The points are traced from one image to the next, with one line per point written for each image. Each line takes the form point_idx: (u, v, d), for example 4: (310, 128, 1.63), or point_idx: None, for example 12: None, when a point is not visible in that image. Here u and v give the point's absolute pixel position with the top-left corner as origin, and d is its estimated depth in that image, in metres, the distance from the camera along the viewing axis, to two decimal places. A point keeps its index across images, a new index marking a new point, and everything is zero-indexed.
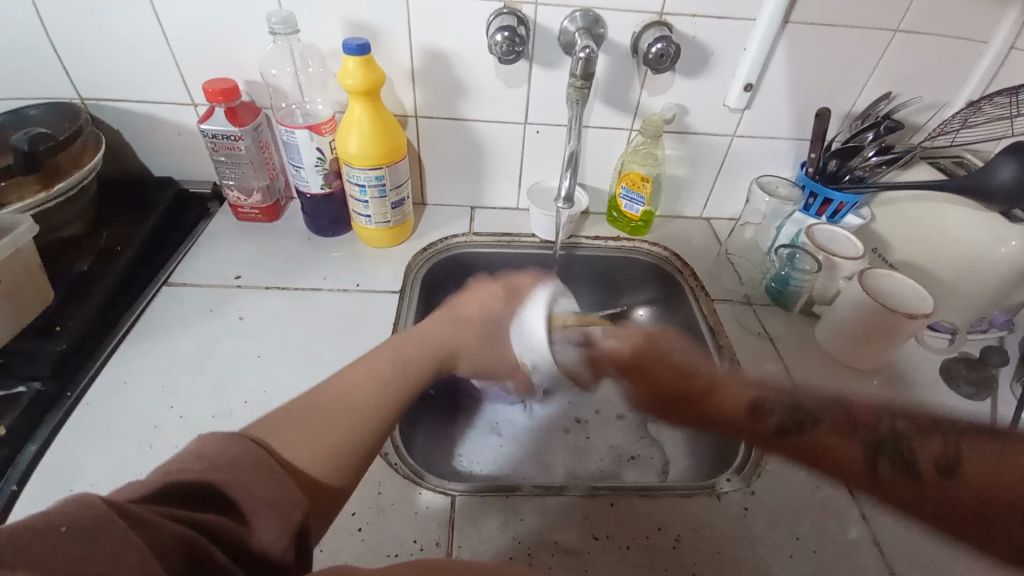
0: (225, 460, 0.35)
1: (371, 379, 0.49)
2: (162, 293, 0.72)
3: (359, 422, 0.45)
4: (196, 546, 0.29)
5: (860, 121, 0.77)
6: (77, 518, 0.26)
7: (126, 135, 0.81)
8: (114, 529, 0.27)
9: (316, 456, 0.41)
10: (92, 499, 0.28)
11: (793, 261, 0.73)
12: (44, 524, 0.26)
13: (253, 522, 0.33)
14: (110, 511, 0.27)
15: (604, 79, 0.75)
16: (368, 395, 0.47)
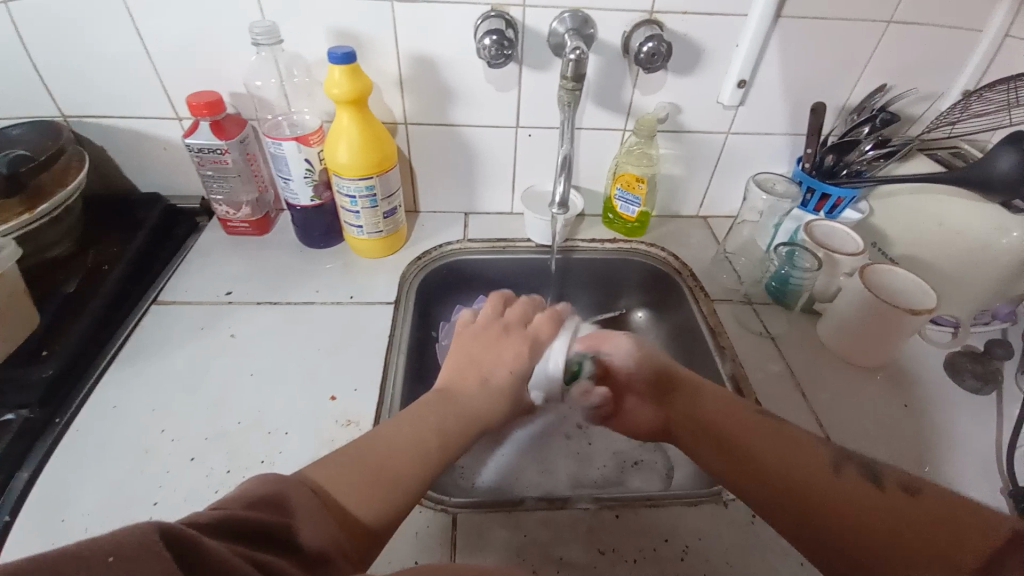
0: (286, 493, 0.39)
1: (416, 433, 0.51)
2: (152, 312, 0.71)
3: (402, 475, 0.47)
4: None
5: (856, 114, 0.76)
6: (124, 551, 0.26)
7: (111, 152, 0.79)
8: (160, 566, 0.26)
9: (363, 503, 0.43)
10: (137, 528, 0.27)
11: (794, 259, 0.72)
12: (89, 554, 0.26)
13: (299, 529, 0.36)
14: (156, 540, 0.27)
15: (596, 80, 0.74)
16: (411, 447, 0.49)
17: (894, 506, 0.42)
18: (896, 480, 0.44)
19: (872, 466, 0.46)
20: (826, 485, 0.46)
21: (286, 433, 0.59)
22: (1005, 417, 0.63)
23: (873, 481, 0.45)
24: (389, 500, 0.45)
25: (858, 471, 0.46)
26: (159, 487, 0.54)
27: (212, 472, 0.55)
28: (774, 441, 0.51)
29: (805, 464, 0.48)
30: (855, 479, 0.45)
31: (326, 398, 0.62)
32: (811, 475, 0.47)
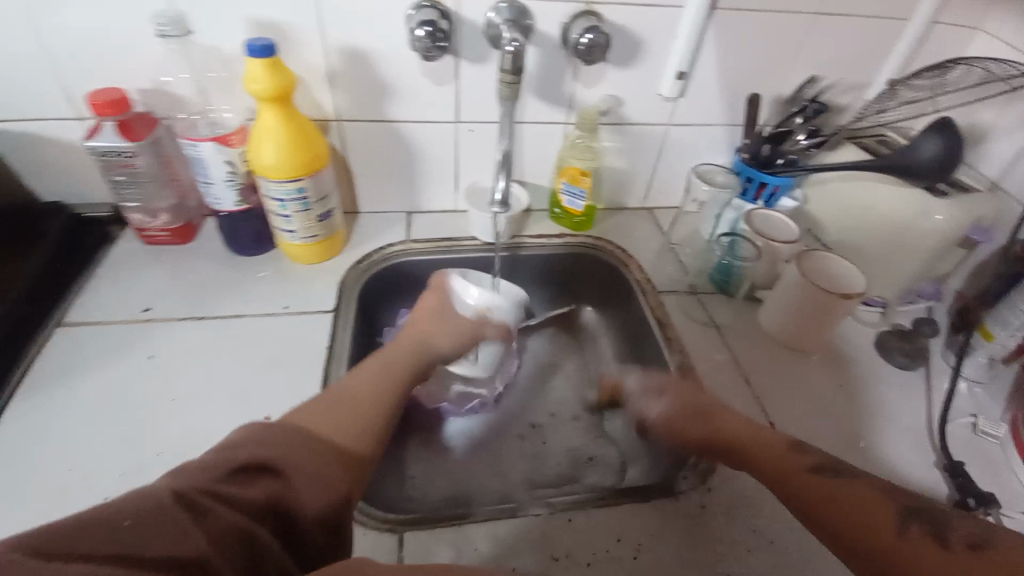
0: (280, 449, 0.39)
1: (368, 385, 0.55)
2: (58, 336, 0.64)
3: (366, 420, 0.50)
4: (249, 537, 0.34)
5: (790, 105, 0.79)
6: (139, 512, 0.31)
7: (7, 160, 0.70)
8: (175, 524, 0.31)
9: (344, 437, 0.47)
10: (155, 496, 0.32)
11: (734, 249, 0.74)
12: (110, 522, 0.30)
13: (298, 482, 0.38)
14: (170, 507, 0.32)
15: (536, 72, 0.72)
16: (371, 396, 0.54)
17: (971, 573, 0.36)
18: (965, 538, 0.38)
19: (936, 519, 0.40)
20: (891, 546, 0.39)
21: None
22: (930, 392, 0.66)
23: (937, 539, 0.38)
24: (366, 434, 0.49)
25: (925, 530, 0.39)
26: None
27: None
28: (834, 504, 0.43)
29: (867, 531, 0.41)
30: (919, 538, 0.39)
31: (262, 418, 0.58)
32: (874, 535, 0.40)
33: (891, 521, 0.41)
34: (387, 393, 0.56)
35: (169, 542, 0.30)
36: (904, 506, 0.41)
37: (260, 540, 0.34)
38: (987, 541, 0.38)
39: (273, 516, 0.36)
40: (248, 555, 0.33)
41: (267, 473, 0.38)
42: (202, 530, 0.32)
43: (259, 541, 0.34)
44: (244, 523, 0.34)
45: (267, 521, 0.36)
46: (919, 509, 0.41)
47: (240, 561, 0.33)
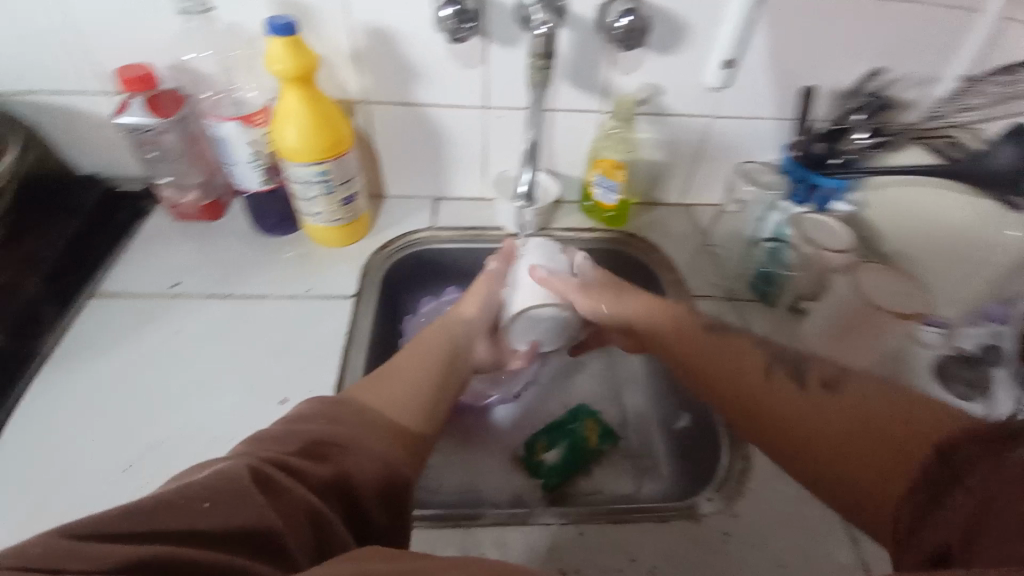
0: (342, 429, 0.42)
1: (420, 359, 0.56)
2: (91, 307, 0.65)
3: (422, 395, 0.52)
4: (317, 517, 0.35)
5: (846, 100, 0.71)
6: (217, 492, 0.31)
7: (46, 131, 0.73)
8: (251, 506, 0.32)
9: (402, 412, 0.49)
10: (229, 475, 0.33)
11: (777, 255, 0.70)
12: (188, 498, 0.31)
13: (357, 458, 0.40)
14: (247, 486, 0.32)
15: (569, 56, 0.68)
16: (424, 371, 0.54)
17: (817, 403, 0.47)
18: (820, 376, 0.49)
19: (799, 365, 0.51)
20: (763, 390, 0.50)
21: (231, 441, 0.55)
22: None
23: (795, 378, 0.50)
24: (424, 409, 0.51)
25: (788, 375, 0.50)
26: (90, 501, 0.50)
27: (149, 483, 0.51)
28: (720, 356, 0.55)
29: (745, 375, 0.52)
30: (782, 382, 0.50)
31: (276, 401, 0.59)
32: (750, 384, 0.51)
33: (763, 370, 0.52)
34: (439, 368, 0.56)
35: (240, 520, 0.31)
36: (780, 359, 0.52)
37: (326, 522, 0.36)
38: (836, 380, 0.48)
39: (339, 495, 0.38)
40: (316, 533, 0.35)
41: (330, 453, 0.39)
42: (274, 507, 0.33)
43: (327, 522, 0.36)
44: (312, 501, 0.35)
45: (333, 498, 0.37)
46: (783, 359, 0.52)
47: (310, 538, 0.34)
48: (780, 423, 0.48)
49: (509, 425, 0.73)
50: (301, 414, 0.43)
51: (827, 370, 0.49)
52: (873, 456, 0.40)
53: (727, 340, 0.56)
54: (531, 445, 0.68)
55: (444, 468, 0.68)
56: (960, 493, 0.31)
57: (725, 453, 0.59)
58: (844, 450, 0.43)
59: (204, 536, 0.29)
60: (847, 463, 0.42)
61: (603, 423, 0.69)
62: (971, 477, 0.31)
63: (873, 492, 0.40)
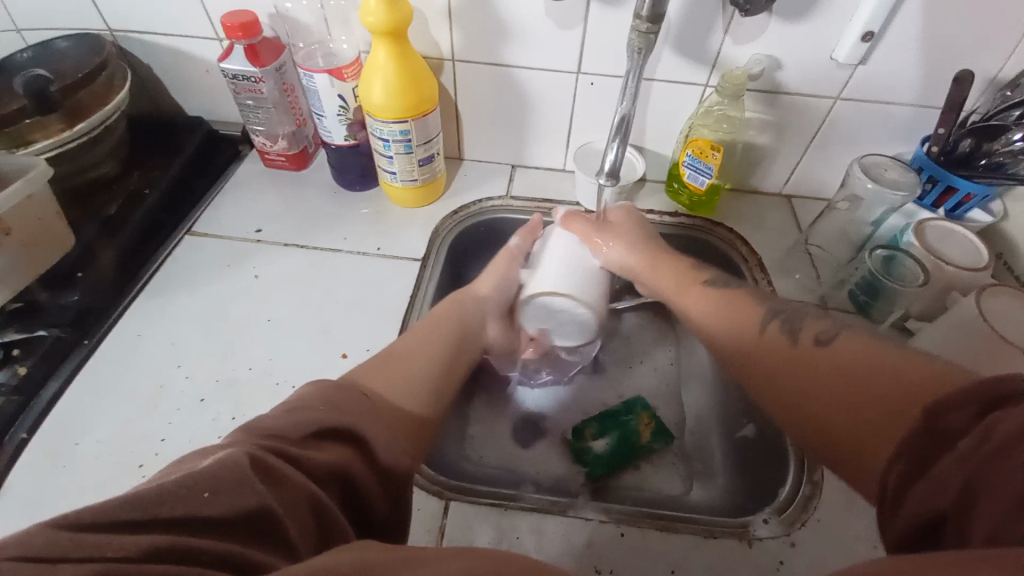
0: (348, 411, 0.39)
1: (429, 342, 0.55)
2: (185, 243, 0.70)
3: (426, 382, 0.50)
4: (318, 507, 0.33)
5: (1007, 91, 0.59)
6: (219, 482, 0.29)
7: (158, 72, 0.78)
8: (251, 495, 0.30)
9: (408, 397, 0.48)
10: (233, 462, 0.31)
11: (891, 265, 0.60)
12: (190, 487, 0.29)
13: (373, 443, 0.38)
14: (249, 476, 0.30)
15: (677, 20, 0.61)
16: (431, 358, 0.53)
17: (810, 359, 0.43)
18: (814, 330, 0.45)
19: (796, 321, 0.47)
20: (755, 344, 0.48)
21: (292, 387, 0.57)
22: None
23: (789, 333, 0.46)
24: (428, 395, 0.49)
25: (782, 329, 0.47)
26: (166, 425, 0.54)
27: (217, 417, 0.55)
28: (724, 309, 0.53)
29: (742, 329, 0.50)
30: (773, 339, 0.47)
31: (337, 356, 0.60)
32: (745, 339, 0.49)
33: (758, 324, 0.49)
34: (446, 354, 0.55)
35: (242, 507, 0.29)
36: (783, 316, 0.49)
37: (329, 513, 0.34)
38: (833, 335, 0.44)
39: (340, 482, 0.36)
40: (317, 523, 0.33)
41: (336, 437, 0.37)
42: (276, 494, 0.31)
43: (329, 511, 0.34)
44: (312, 490, 0.33)
45: (334, 485, 0.35)
46: (783, 314, 0.49)
47: (311, 527, 0.33)
48: (769, 380, 0.46)
49: (562, 407, 0.72)
50: (303, 397, 0.40)
51: (825, 328, 0.45)
52: (858, 411, 0.38)
53: (728, 295, 0.54)
54: (579, 430, 0.66)
55: (491, 440, 0.67)
56: (948, 458, 0.29)
57: (792, 478, 0.54)
58: (834, 407, 0.40)
59: (208, 525, 0.28)
60: (830, 417, 0.40)
61: (657, 419, 0.66)
62: (963, 441, 0.28)
63: (859, 451, 0.37)
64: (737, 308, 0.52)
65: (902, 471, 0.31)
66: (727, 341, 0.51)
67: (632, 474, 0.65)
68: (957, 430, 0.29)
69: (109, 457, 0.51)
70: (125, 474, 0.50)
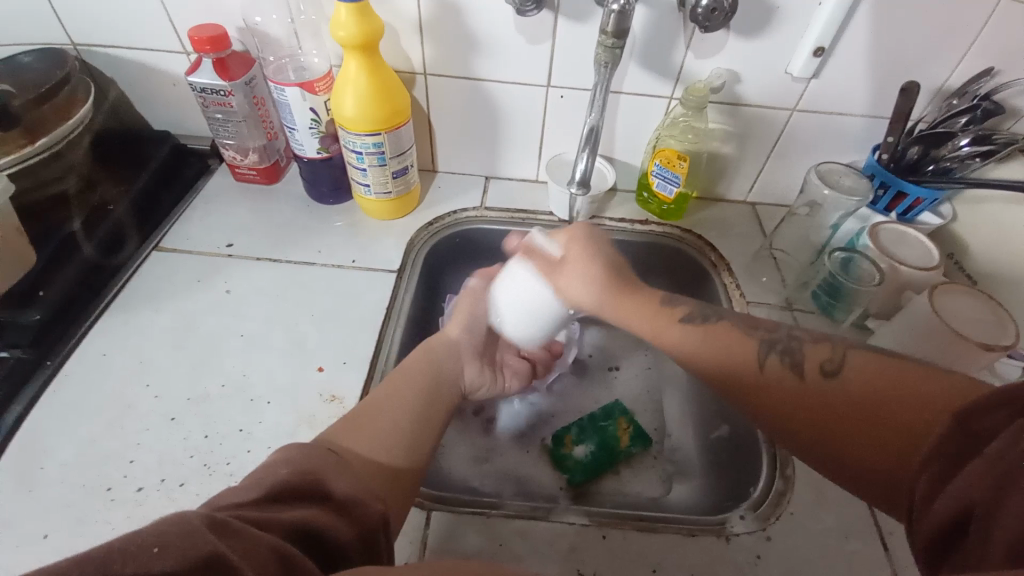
0: (307, 464, 0.37)
1: (400, 388, 0.53)
2: (153, 258, 0.68)
3: (401, 432, 0.49)
4: (284, 553, 0.29)
5: (954, 99, 0.64)
6: (166, 537, 0.27)
7: (124, 86, 0.76)
8: (203, 543, 0.27)
9: (383, 449, 0.46)
10: (183, 518, 0.28)
11: (849, 267, 0.63)
12: (137, 544, 0.26)
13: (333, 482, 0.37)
14: (200, 527, 0.28)
15: (643, 35, 0.64)
16: (402, 407, 0.51)
17: (823, 394, 0.41)
18: (818, 362, 0.43)
19: (794, 352, 0.45)
20: (761, 385, 0.44)
21: (267, 403, 0.56)
22: None
23: (795, 369, 0.43)
24: (398, 448, 0.47)
25: (784, 363, 0.44)
26: (135, 446, 0.52)
27: (189, 435, 0.53)
28: (710, 346, 0.48)
29: (741, 367, 0.46)
30: (777, 373, 0.44)
31: (313, 369, 0.59)
32: (745, 376, 0.45)
33: (756, 360, 0.46)
34: (420, 397, 0.53)
35: (191, 557, 0.26)
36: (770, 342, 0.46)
37: (296, 557, 0.30)
38: (841, 363, 0.42)
39: (305, 537, 0.33)
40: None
41: (300, 494, 0.35)
42: (231, 547, 0.28)
43: (296, 558, 0.30)
44: (274, 539, 0.30)
45: (298, 539, 0.32)
46: (779, 344, 0.46)
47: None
48: (781, 410, 0.43)
49: (540, 415, 0.72)
50: (269, 466, 0.38)
51: (829, 355, 0.43)
52: (884, 445, 0.37)
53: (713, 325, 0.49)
54: (559, 437, 0.66)
55: (471, 450, 0.67)
56: (975, 461, 0.28)
57: (765, 474, 0.55)
58: (860, 441, 0.38)
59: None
60: (859, 451, 0.38)
61: (635, 424, 0.66)
62: (994, 445, 0.28)
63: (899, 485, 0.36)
64: (723, 344, 0.48)
65: (931, 475, 0.30)
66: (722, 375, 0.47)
67: (612, 478, 0.66)
68: (988, 431, 0.28)
69: (74, 481, 0.49)
70: (90, 498, 0.49)
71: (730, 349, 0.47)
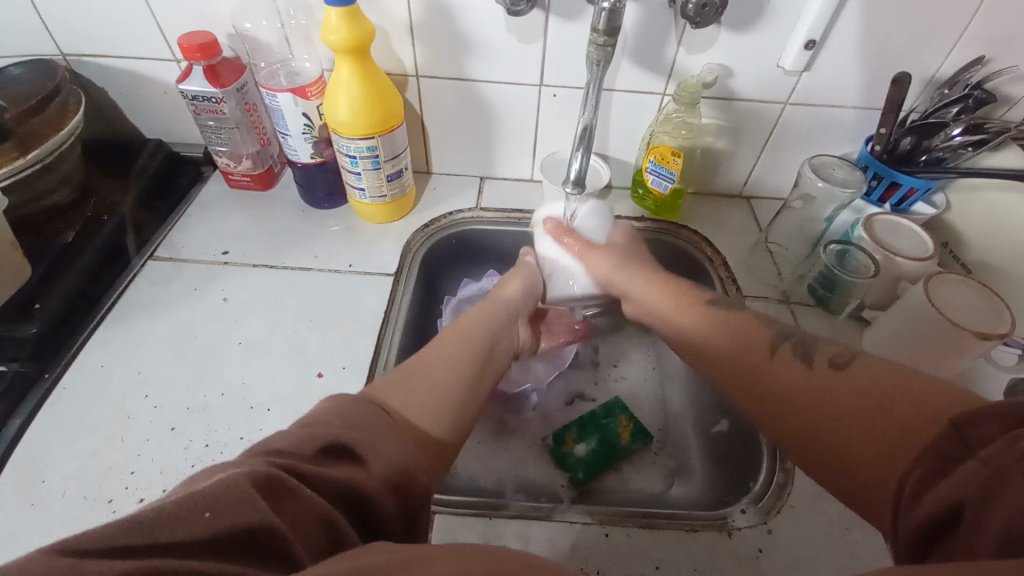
0: (356, 422, 0.37)
1: (454, 349, 0.52)
2: (149, 268, 0.68)
3: (450, 394, 0.47)
4: (330, 522, 0.31)
5: (945, 89, 0.64)
6: (220, 501, 0.27)
7: (114, 95, 0.76)
8: (254, 513, 0.27)
9: (432, 417, 0.44)
10: (235, 478, 0.28)
11: (844, 260, 0.63)
12: (187, 508, 0.27)
13: (376, 445, 0.36)
14: (250, 493, 0.28)
15: (634, 32, 0.63)
16: (453, 370, 0.49)
17: (825, 381, 0.41)
18: (828, 356, 0.44)
19: (807, 346, 0.46)
20: (767, 367, 0.46)
21: (268, 410, 0.56)
22: None
23: (806, 360, 0.44)
24: (446, 413, 0.45)
25: (795, 353, 0.45)
26: (136, 457, 0.52)
27: (190, 445, 0.53)
28: (725, 339, 0.50)
29: (751, 353, 0.47)
30: (787, 361, 0.45)
31: (313, 375, 0.59)
32: (754, 359, 0.47)
33: (768, 347, 0.47)
34: (471, 363, 0.51)
35: (245, 527, 0.27)
36: (782, 335, 0.48)
37: (341, 528, 0.32)
38: (849, 357, 0.43)
39: (350, 500, 0.33)
40: (329, 543, 0.31)
41: (340, 454, 0.35)
42: (281, 514, 0.29)
43: (339, 528, 0.31)
44: (325, 508, 0.31)
45: (342, 505, 0.33)
46: (793, 337, 0.47)
47: (324, 546, 0.30)
48: (778, 392, 0.44)
49: (541, 414, 0.72)
50: (317, 413, 0.38)
51: (840, 350, 0.43)
52: (877, 435, 0.36)
53: (733, 318, 0.52)
54: (561, 435, 0.66)
55: (472, 451, 0.67)
56: (968, 464, 0.28)
57: (766, 467, 0.55)
58: (854, 427, 0.37)
59: (208, 549, 0.26)
60: (850, 441, 0.37)
61: (636, 421, 0.66)
62: (989, 450, 0.27)
63: (880, 467, 0.35)
64: (739, 329, 0.50)
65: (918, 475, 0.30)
66: (728, 359, 0.49)
67: (614, 475, 0.66)
68: (982, 440, 0.28)
69: (77, 493, 0.49)
70: (92, 510, 0.49)
71: (744, 333, 0.49)
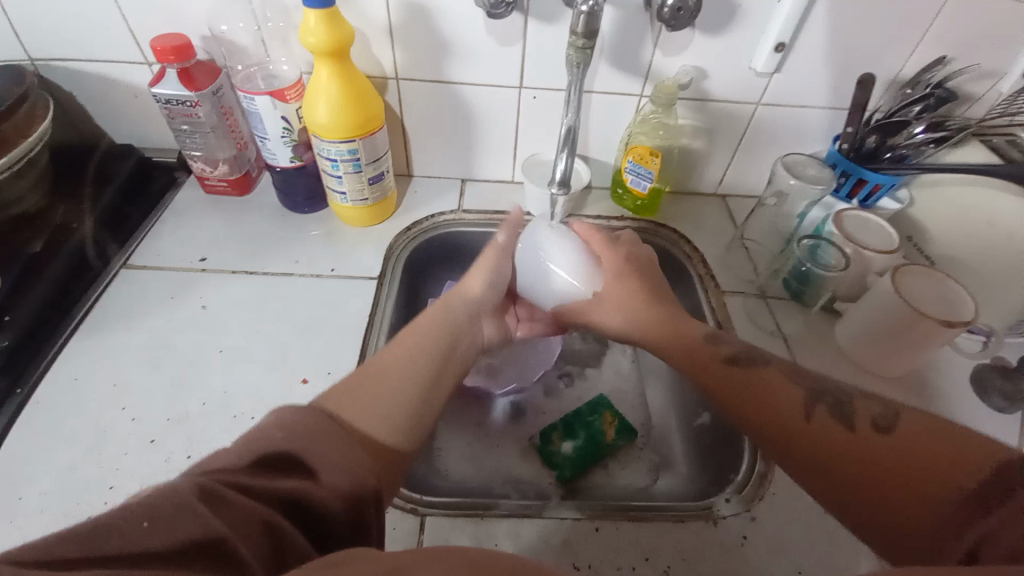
0: (301, 427, 0.34)
1: (409, 347, 0.50)
2: (122, 276, 0.66)
3: (402, 396, 0.45)
4: (271, 522, 0.30)
5: (908, 88, 0.67)
6: (156, 511, 0.27)
7: (83, 100, 0.74)
8: (194, 520, 0.27)
9: (381, 423, 0.43)
10: (173, 488, 0.28)
11: (816, 255, 0.65)
12: (130, 514, 0.27)
13: (321, 477, 0.33)
14: (190, 500, 0.28)
15: (612, 35, 0.65)
16: (408, 376, 0.47)
17: (867, 443, 0.39)
18: (871, 418, 0.40)
19: (843, 403, 0.42)
20: (801, 429, 0.42)
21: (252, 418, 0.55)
22: None
23: (841, 419, 0.41)
24: (397, 416, 0.44)
25: (832, 414, 0.42)
26: (114, 471, 0.51)
27: (172, 457, 0.52)
28: (747, 396, 0.46)
29: (781, 412, 0.44)
30: (825, 420, 0.42)
31: (297, 381, 0.59)
32: (785, 418, 0.43)
33: (801, 409, 0.43)
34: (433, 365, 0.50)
35: (187, 536, 0.27)
36: (811, 394, 0.44)
37: (283, 531, 0.31)
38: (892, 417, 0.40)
39: (299, 510, 0.32)
40: (275, 549, 0.30)
41: (288, 465, 0.33)
42: (220, 518, 0.28)
43: (282, 528, 0.31)
44: (264, 511, 0.30)
45: (285, 509, 0.32)
46: (825, 395, 0.44)
47: (267, 550, 0.30)
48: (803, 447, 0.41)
49: (527, 414, 0.73)
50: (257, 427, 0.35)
51: (880, 411, 0.40)
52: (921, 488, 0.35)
53: (750, 374, 0.48)
54: (546, 435, 0.66)
55: (461, 452, 0.67)
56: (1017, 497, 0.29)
57: (748, 457, 0.57)
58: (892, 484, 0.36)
59: (144, 558, 0.26)
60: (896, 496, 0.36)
61: (620, 418, 0.67)
62: None
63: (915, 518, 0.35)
64: (753, 384, 0.47)
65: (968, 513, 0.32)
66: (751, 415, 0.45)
67: (601, 472, 0.67)
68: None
69: (54, 510, 0.48)
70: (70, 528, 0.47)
71: (756, 387, 0.46)
